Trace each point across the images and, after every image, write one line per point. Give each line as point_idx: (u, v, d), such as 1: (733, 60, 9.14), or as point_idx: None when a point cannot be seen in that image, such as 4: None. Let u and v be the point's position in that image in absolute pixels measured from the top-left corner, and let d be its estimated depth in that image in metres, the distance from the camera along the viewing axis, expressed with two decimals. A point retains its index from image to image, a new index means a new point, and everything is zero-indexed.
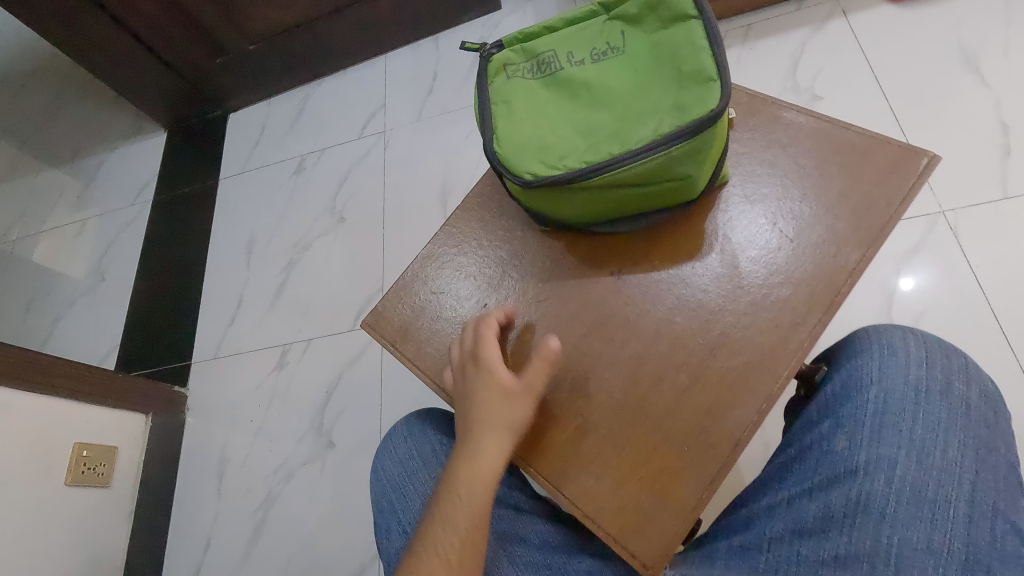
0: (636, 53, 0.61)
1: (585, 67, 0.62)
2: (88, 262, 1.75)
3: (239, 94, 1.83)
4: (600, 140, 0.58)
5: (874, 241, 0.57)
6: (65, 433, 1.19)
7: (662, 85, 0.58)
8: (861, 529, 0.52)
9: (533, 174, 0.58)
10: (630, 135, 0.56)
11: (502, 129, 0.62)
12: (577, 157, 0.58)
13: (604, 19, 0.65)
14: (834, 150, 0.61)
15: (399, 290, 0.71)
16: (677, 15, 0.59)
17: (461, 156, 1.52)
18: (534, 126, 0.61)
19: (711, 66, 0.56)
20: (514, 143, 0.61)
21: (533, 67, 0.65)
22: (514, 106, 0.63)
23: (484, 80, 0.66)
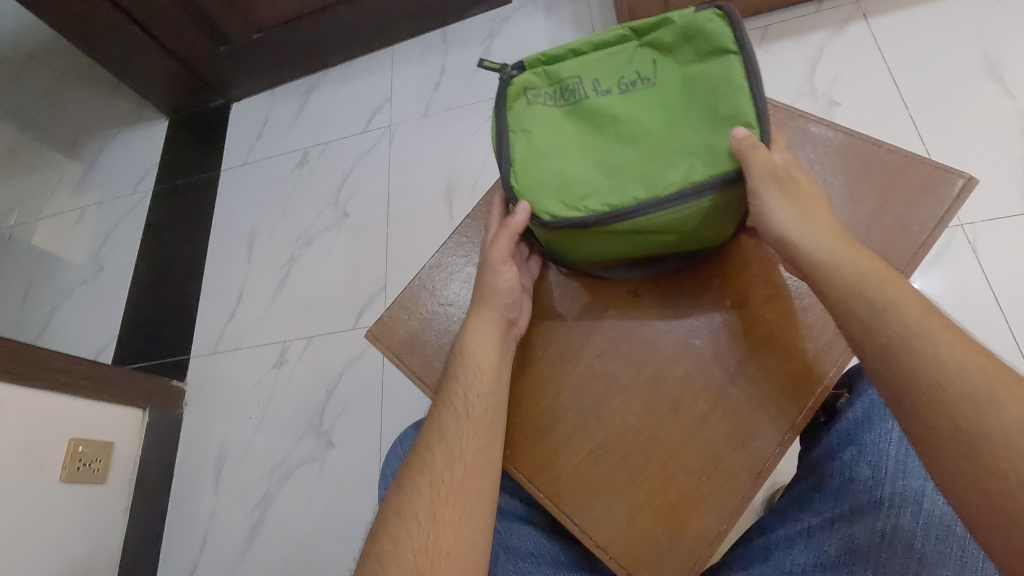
0: (668, 86, 0.61)
1: (613, 99, 0.62)
2: (86, 251, 1.73)
3: (242, 83, 1.80)
4: (625, 181, 0.57)
5: (909, 263, 0.54)
6: (61, 428, 1.17)
7: (693, 127, 0.58)
8: (886, 564, 0.50)
9: (552, 215, 0.58)
10: (658, 180, 0.56)
11: (521, 162, 0.61)
12: (601, 197, 0.57)
13: (635, 46, 0.64)
14: (864, 169, 0.59)
15: (405, 300, 0.68)
16: (715, 49, 0.58)
17: (469, 153, 1.49)
18: (556, 160, 0.61)
19: (750, 112, 0.55)
20: (535, 178, 0.60)
21: (556, 94, 0.65)
22: (534, 136, 0.62)
23: (504, 105, 0.64)
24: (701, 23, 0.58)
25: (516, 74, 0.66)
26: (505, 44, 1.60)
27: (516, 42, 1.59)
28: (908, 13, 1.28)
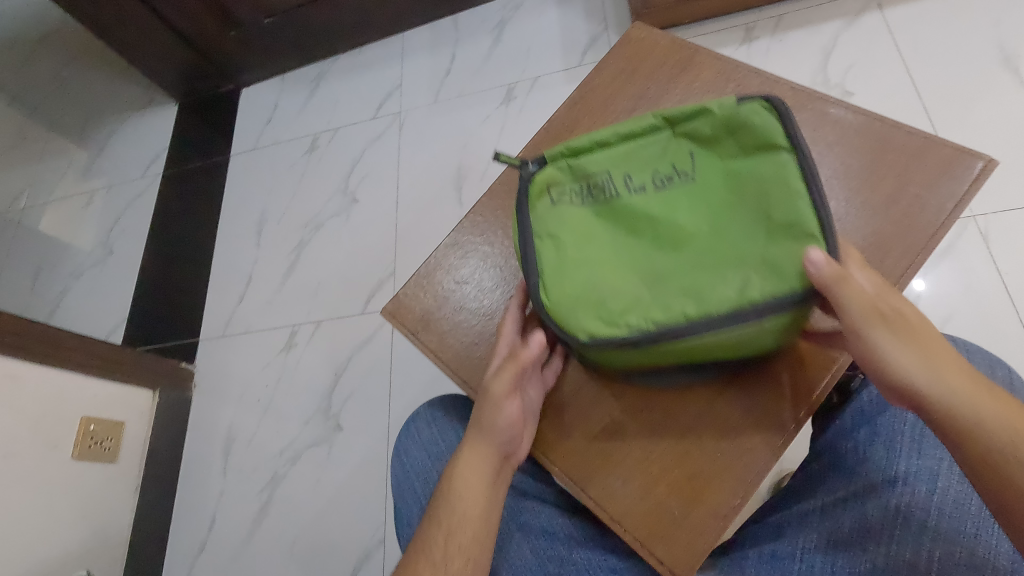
0: (709, 182, 0.56)
1: (650, 197, 0.57)
2: (96, 234, 1.73)
3: (253, 69, 1.80)
4: (668, 293, 0.52)
5: (926, 245, 0.54)
6: (73, 407, 1.19)
7: (746, 232, 0.52)
8: (900, 540, 0.50)
9: (589, 333, 0.53)
10: (709, 293, 0.50)
11: (550, 271, 0.56)
12: (643, 312, 0.52)
13: (669, 136, 0.59)
14: (883, 150, 0.59)
15: (420, 278, 0.69)
16: (765, 143, 0.53)
17: (478, 140, 1.49)
18: (589, 268, 0.56)
19: (811, 218, 0.49)
20: (567, 290, 0.55)
21: (583, 191, 0.60)
22: (563, 242, 0.57)
23: (526, 204, 0.59)
24: (748, 116, 0.54)
25: (537, 170, 0.61)
26: (516, 32, 1.59)
27: (527, 30, 1.58)
28: (923, 4, 1.27)
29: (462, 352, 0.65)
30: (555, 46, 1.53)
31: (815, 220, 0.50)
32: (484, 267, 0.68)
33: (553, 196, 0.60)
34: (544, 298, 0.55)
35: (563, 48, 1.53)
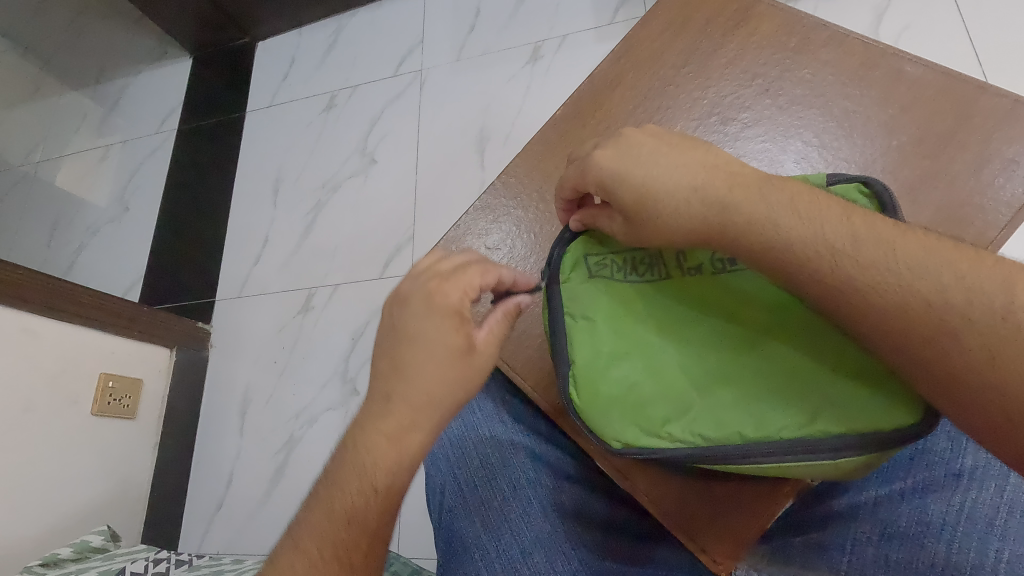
0: None
1: (708, 285, 0.50)
2: (111, 190, 1.71)
3: (269, 21, 1.73)
4: (722, 406, 0.46)
5: (1010, 221, 0.50)
6: (91, 363, 1.18)
7: (821, 346, 0.46)
8: (965, 538, 0.48)
9: (624, 442, 0.48)
10: (772, 415, 0.45)
11: (585, 363, 0.50)
12: (691, 424, 0.47)
13: None
14: (964, 113, 0.53)
15: (449, 242, 0.65)
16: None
17: (502, 101, 1.43)
18: (631, 363, 0.49)
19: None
20: (605, 387, 0.49)
21: (628, 265, 0.52)
22: (602, 328, 0.50)
23: (557, 280, 0.52)
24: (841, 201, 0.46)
25: (570, 242, 0.54)
26: None
27: None
28: None
29: None
30: (586, 2, 1.45)
31: None
32: (515, 234, 0.64)
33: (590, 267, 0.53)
34: (577, 397, 0.50)
35: (594, 5, 1.44)
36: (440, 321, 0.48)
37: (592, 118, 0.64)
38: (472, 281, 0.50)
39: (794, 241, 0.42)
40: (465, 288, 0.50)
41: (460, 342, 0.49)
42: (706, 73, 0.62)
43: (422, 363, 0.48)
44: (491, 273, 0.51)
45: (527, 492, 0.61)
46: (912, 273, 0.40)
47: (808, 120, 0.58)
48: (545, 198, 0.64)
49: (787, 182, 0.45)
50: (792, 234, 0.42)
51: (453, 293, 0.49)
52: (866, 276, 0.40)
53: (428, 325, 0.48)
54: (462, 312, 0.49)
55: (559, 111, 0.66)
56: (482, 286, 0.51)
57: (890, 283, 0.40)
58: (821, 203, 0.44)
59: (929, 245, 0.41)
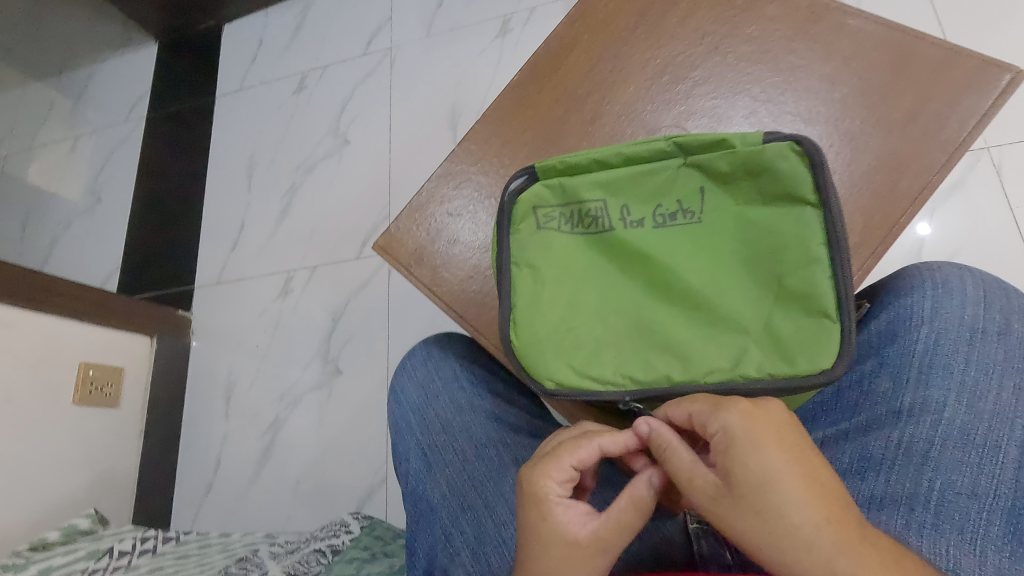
0: (719, 226, 0.49)
1: (647, 236, 0.50)
2: (83, 181, 1.69)
3: (234, 3, 1.70)
4: (654, 351, 0.49)
5: (945, 165, 0.52)
6: (71, 354, 1.18)
7: (754, 299, 0.47)
8: (902, 470, 0.50)
9: (555, 382, 0.50)
10: (698, 360, 0.47)
11: (524, 310, 0.51)
12: (622, 366, 0.49)
13: (680, 163, 0.50)
14: (905, 65, 0.55)
15: (412, 211, 0.66)
16: (788, 195, 0.47)
17: (473, 75, 1.43)
18: (568, 312, 0.51)
19: (827, 294, 0.45)
20: (540, 329, 0.51)
21: (571, 218, 0.53)
22: (545, 276, 0.52)
23: (507, 229, 0.52)
24: (772, 162, 0.46)
25: (524, 187, 0.53)
26: None
27: None
28: None
29: (457, 286, 0.63)
30: None
31: (832, 297, 0.45)
32: (478, 199, 0.65)
33: (537, 219, 0.53)
34: (516, 337, 0.51)
35: None
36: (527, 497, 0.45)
37: (548, 83, 0.65)
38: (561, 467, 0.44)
39: (760, 438, 0.39)
40: (552, 474, 0.44)
41: (551, 518, 0.43)
42: (659, 34, 0.63)
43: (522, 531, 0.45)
44: (585, 448, 0.45)
45: (490, 451, 0.63)
46: (837, 513, 0.37)
47: (756, 76, 0.59)
48: (505, 164, 0.65)
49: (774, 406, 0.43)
50: (760, 421, 0.39)
51: (538, 482, 0.44)
52: (810, 509, 0.37)
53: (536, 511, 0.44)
54: (552, 500, 0.44)
55: (516, 77, 0.66)
56: (575, 463, 0.44)
57: (811, 520, 0.37)
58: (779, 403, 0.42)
59: (819, 486, 0.38)
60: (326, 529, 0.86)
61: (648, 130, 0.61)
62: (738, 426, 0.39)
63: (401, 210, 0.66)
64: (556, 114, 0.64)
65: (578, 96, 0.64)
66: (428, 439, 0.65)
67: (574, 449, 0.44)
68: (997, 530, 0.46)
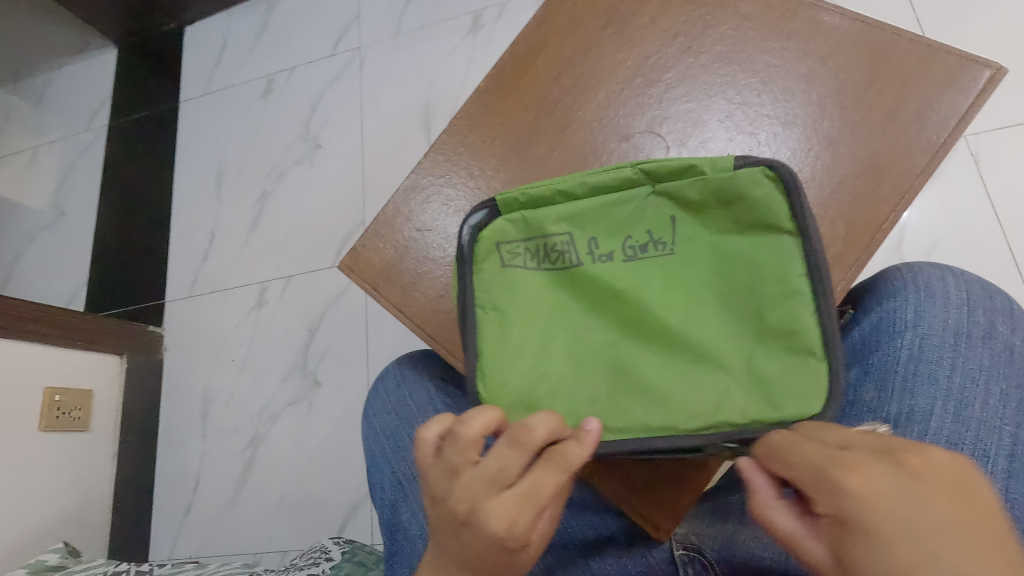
0: (692, 258, 0.47)
1: (617, 272, 0.49)
2: (45, 194, 1.62)
3: (194, 4, 1.64)
4: (630, 396, 0.46)
5: (925, 168, 0.50)
6: (34, 378, 1.13)
7: (732, 333, 0.45)
8: None
9: None
10: (678, 404, 0.45)
11: (490, 358, 0.49)
12: (595, 415, 0.47)
13: (648, 191, 0.48)
14: (882, 61, 0.53)
15: (378, 226, 0.62)
16: (765, 224, 0.45)
17: (445, 74, 1.39)
18: (538, 358, 0.49)
19: (810, 330, 0.43)
20: (509, 378, 0.48)
21: (536, 254, 0.50)
22: (511, 319, 0.49)
23: (470, 268, 0.50)
24: (745, 189, 0.44)
25: (484, 223, 0.51)
26: None
27: None
28: None
29: (427, 305, 0.60)
30: None
31: (816, 334, 0.43)
32: (448, 211, 0.62)
33: (501, 255, 0.51)
34: (483, 390, 0.49)
35: None
36: (494, 464, 0.40)
37: (516, 89, 0.62)
38: (562, 449, 0.41)
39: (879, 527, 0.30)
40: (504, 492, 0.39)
41: (501, 520, 0.39)
42: (629, 34, 0.60)
43: (454, 513, 0.40)
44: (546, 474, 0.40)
45: None
46: None
47: (730, 77, 0.57)
48: (474, 174, 0.62)
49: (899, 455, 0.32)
50: (883, 498, 0.30)
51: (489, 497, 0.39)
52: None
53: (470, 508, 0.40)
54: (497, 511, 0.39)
55: (483, 82, 0.63)
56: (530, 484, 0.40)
57: None
58: (924, 462, 0.32)
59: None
60: (306, 555, 0.83)
61: (621, 137, 0.58)
62: (852, 503, 0.31)
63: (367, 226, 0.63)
64: (524, 121, 0.61)
65: (548, 101, 0.61)
66: (403, 467, 0.63)
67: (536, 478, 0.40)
68: None
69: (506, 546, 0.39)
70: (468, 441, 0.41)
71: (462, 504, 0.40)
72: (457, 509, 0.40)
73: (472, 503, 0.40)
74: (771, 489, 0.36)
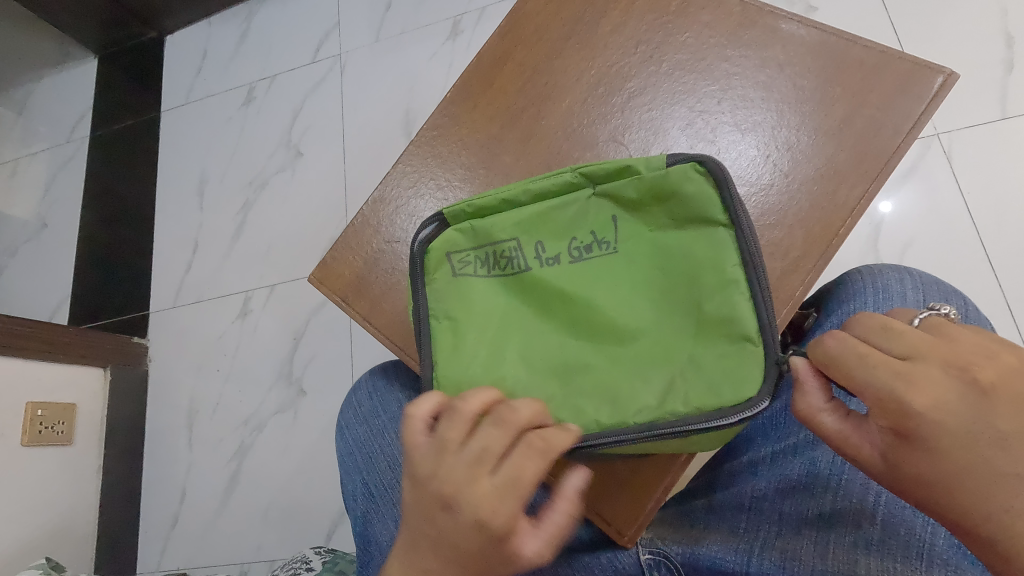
0: (635, 256, 0.48)
1: (565, 273, 0.49)
2: (28, 206, 1.61)
3: (175, 13, 1.63)
4: (579, 395, 0.47)
5: (881, 173, 0.50)
6: (16, 393, 1.13)
7: (674, 325, 0.46)
8: (849, 485, 0.50)
9: None
10: (624, 400, 0.45)
11: (444, 366, 0.49)
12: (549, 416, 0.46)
13: (589, 193, 0.49)
14: (839, 68, 0.54)
15: (348, 239, 0.63)
16: (699, 217, 0.46)
17: (425, 80, 1.39)
18: (491, 361, 0.49)
19: (747, 317, 0.44)
20: (463, 385, 0.48)
21: (486, 260, 0.51)
22: (462, 326, 0.50)
23: (421, 278, 0.51)
24: (677, 186, 0.46)
25: (433, 235, 0.52)
26: None
27: None
28: None
29: (395, 316, 0.60)
30: None
31: (753, 320, 0.44)
32: (416, 222, 0.62)
33: (453, 264, 0.52)
34: (439, 399, 0.49)
35: None
36: (479, 445, 0.40)
37: (482, 99, 0.63)
38: (544, 434, 0.42)
39: (935, 438, 0.36)
40: (487, 476, 0.40)
41: (484, 501, 0.39)
42: (593, 43, 0.61)
43: (437, 494, 0.40)
44: (531, 462, 0.40)
45: None
46: None
47: (691, 85, 0.57)
48: (442, 185, 0.62)
49: (947, 352, 0.37)
50: (943, 412, 0.36)
51: (476, 480, 0.40)
52: (989, 501, 0.35)
53: (457, 491, 0.40)
54: (482, 495, 0.39)
55: (450, 93, 0.64)
56: (515, 471, 0.40)
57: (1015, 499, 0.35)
58: (996, 374, 0.36)
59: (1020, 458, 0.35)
60: (288, 566, 0.83)
61: (586, 146, 0.59)
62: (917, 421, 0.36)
63: (336, 241, 0.63)
64: (491, 132, 0.62)
65: (514, 111, 0.61)
66: (373, 478, 0.63)
67: (523, 464, 0.40)
68: (942, 543, 0.46)
69: (489, 531, 0.39)
70: (462, 420, 0.42)
71: (445, 485, 0.40)
72: (441, 490, 0.40)
73: (457, 485, 0.40)
74: (822, 394, 0.40)
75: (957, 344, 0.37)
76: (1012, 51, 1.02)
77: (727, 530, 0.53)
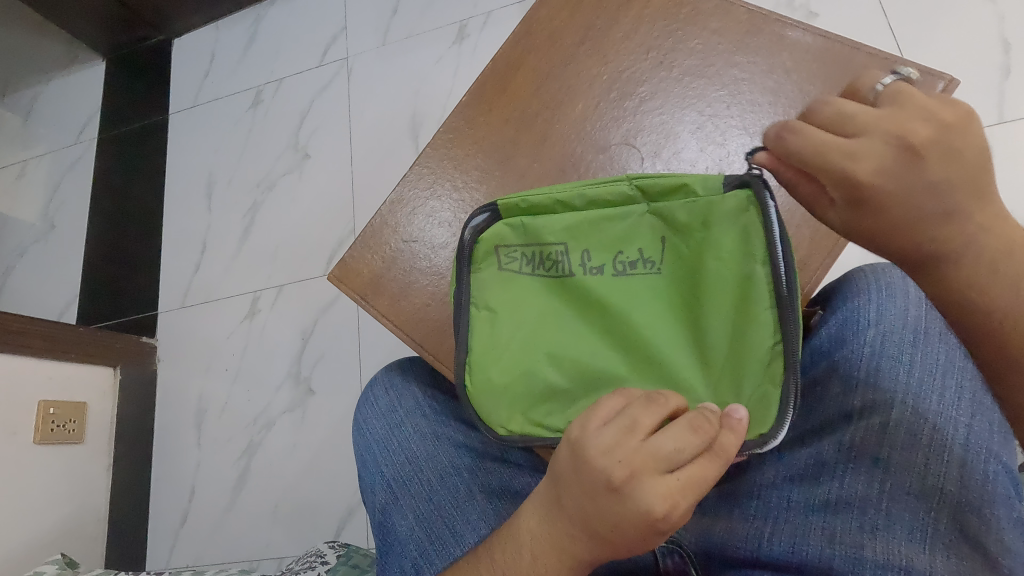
0: (674, 278, 0.51)
1: (607, 283, 0.52)
2: (36, 207, 1.63)
3: (184, 17, 1.65)
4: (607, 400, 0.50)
5: None
6: (28, 391, 1.14)
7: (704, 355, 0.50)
8: (854, 473, 0.51)
9: (505, 427, 0.52)
10: None
11: (478, 353, 0.53)
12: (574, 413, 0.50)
13: (643, 209, 0.52)
14: (844, 74, 0.56)
15: (365, 237, 0.64)
16: (747, 249, 0.48)
17: (431, 83, 1.41)
18: (524, 356, 0.52)
19: (771, 356, 0.47)
20: (494, 375, 0.52)
21: (534, 259, 0.54)
22: (499, 317, 0.53)
23: (468, 266, 0.54)
24: (734, 210, 0.48)
25: (485, 225, 0.54)
26: None
27: None
28: None
29: (414, 311, 0.62)
30: None
31: (776, 360, 0.47)
32: (434, 222, 0.64)
33: (499, 256, 0.55)
34: (470, 384, 0.53)
35: None
36: (671, 442, 0.40)
37: (497, 103, 0.64)
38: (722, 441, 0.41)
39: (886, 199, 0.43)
40: (662, 473, 0.39)
41: (662, 496, 0.39)
42: (604, 49, 0.63)
43: (609, 478, 0.40)
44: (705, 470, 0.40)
45: (453, 479, 0.62)
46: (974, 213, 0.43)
47: (700, 90, 0.60)
48: (459, 186, 0.64)
49: (895, 122, 0.43)
50: (885, 175, 0.43)
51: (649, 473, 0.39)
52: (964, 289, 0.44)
53: (630, 482, 0.39)
54: (651, 493, 0.39)
55: (465, 96, 0.66)
56: (686, 476, 0.39)
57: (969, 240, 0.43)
58: (930, 133, 0.43)
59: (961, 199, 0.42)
60: (303, 560, 0.85)
61: (598, 149, 0.61)
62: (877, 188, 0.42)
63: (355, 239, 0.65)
64: (505, 134, 0.63)
65: (528, 115, 0.63)
66: (391, 471, 0.64)
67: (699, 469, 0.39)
68: (944, 528, 0.48)
69: (654, 525, 0.39)
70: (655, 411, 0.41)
71: (621, 470, 0.39)
72: (614, 475, 0.39)
73: (634, 471, 0.39)
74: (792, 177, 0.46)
75: (900, 117, 0.44)
76: (1009, 56, 1.05)
77: (738, 518, 0.56)
